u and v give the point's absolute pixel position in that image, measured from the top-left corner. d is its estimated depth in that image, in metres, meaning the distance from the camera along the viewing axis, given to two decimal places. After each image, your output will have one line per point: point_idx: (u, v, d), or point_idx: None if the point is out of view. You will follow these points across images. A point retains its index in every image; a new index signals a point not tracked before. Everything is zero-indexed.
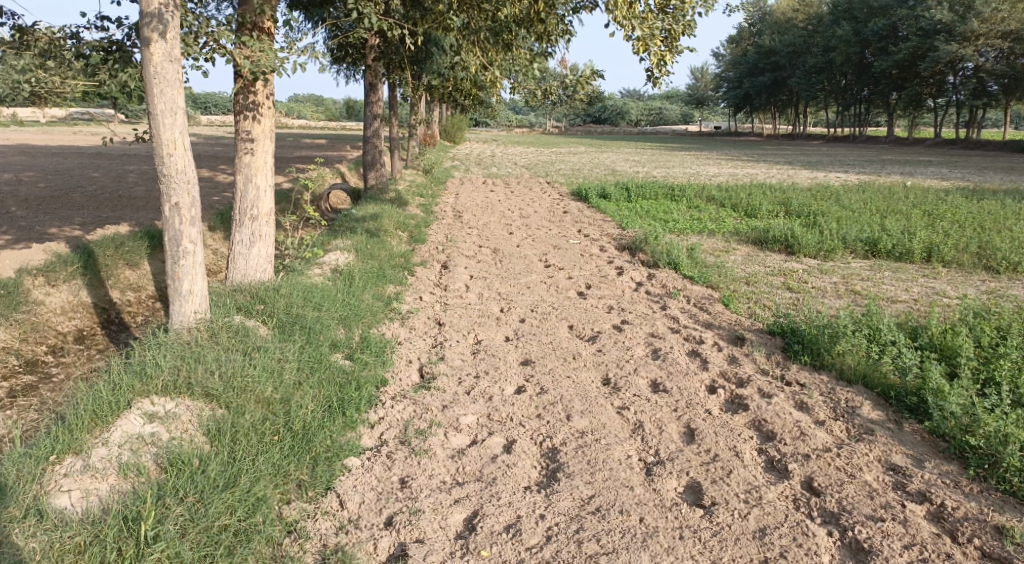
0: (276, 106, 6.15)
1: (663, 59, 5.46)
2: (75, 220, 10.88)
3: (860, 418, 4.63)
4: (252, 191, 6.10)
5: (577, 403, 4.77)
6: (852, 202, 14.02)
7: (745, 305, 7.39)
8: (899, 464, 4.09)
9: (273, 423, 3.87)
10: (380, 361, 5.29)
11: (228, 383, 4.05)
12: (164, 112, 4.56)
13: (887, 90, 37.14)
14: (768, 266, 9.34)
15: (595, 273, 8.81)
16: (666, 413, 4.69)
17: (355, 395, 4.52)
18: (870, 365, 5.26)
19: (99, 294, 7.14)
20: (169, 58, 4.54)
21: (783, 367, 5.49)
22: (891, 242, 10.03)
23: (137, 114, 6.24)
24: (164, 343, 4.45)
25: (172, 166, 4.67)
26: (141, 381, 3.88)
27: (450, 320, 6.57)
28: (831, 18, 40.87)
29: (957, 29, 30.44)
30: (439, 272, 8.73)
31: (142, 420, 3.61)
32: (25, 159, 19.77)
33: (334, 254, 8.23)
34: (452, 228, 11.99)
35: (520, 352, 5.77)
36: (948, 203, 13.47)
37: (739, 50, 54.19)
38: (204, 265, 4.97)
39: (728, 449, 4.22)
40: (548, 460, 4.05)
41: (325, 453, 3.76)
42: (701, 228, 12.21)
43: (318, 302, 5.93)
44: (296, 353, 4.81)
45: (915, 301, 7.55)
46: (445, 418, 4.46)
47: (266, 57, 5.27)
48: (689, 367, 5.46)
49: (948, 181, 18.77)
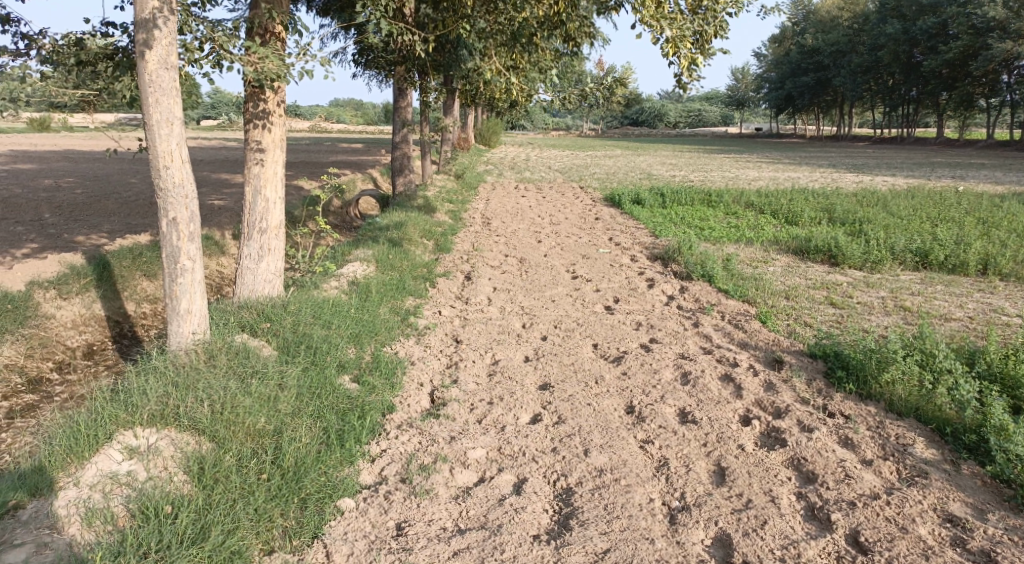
0: (286, 113, 5.92)
1: (694, 62, 5.10)
2: (104, 227, 10.91)
3: (913, 457, 4.13)
4: (261, 202, 5.88)
5: (596, 436, 4.38)
6: (901, 208, 13.28)
7: (784, 322, 6.91)
8: (958, 515, 3.61)
9: (260, 461, 3.64)
10: (389, 384, 4.98)
11: (216, 414, 3.85)
12: (160, 123, 4.35)
13: (938, 90, 35.70)
14: (810, 279, 8.80)
15: (624, 286, 8.40)
16: (694, 448, 4.28)
17: (357, 425, 4.23)
18: (922, 396, 4.73)
19: (112, 307, 7.06)
20: (166, 66, 4.34)
21: (825, 396, 5.00)
22: (944, 253, 9.38)
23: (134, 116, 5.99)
24: (158, 368, 4.26)
25: (168, 179, 4.46)
26: (126, 412, 3.77)
27: (468, 338, 6.23)
28: (878, 16, 39.52)
29: (1011, 26, 29.06)
30: (462, 284, 8.40)
31: (121, 456, 3.51)
32: (66, 164, 20.13)
33: (353, 265, 7.99)
34: (480, 236, 11.70)
35: (539, 374, 5.41)
36: (1005, 210, 12.66)
37: (782, 50, 52.83)
38: (203, 283, 4.75)
39: (762, 493, 3.80)
40: (560, 503, 3.69)
41: (316, 495, 3.52)
42: (738, 236, 11.68)
43: (328, 319, 5.67)
44: (298, 378, 4.53)
45: (972, 320, 6.96)
46: (452, 451, 4.13)
47: (270, 64, 5.04)
48: (721, 395, 5.02)
49: (1004, 185, 17.81)
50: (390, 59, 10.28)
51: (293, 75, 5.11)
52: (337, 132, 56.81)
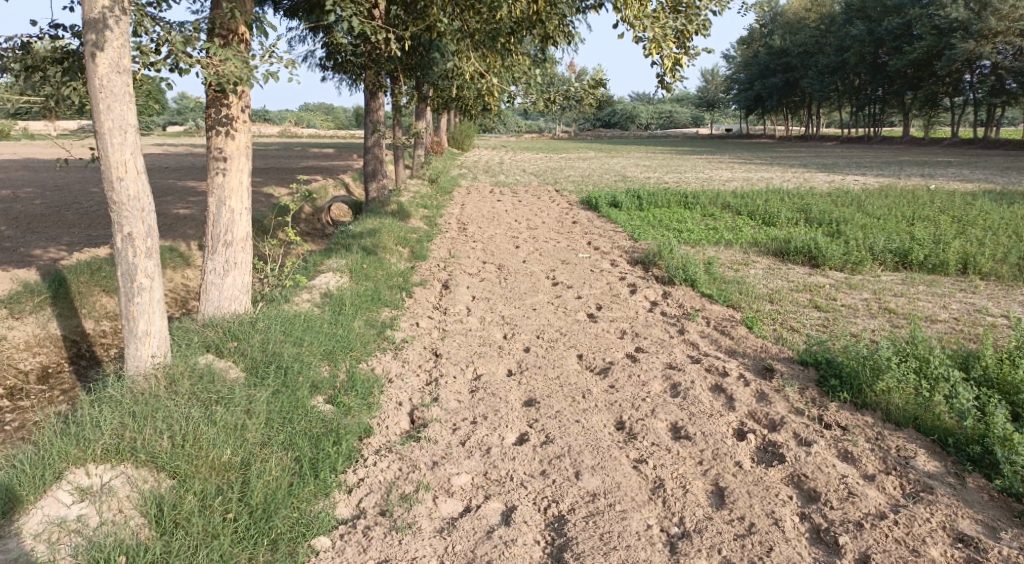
0: (252, 119, 5.61)
1: (676, 63, 4.90)
2: (63, 240, 10.45)
3: (917, 471, 3.97)
4: (226, 213, 5.55)
5: (587, 456, 4.15)
6: (876, 208, 13.30)
7: (771, 327, 6.75)
8: (969, 534, 3.45)
9: (226, 499, 3.35)
10: (366, 405, 4.70)
11: (177, 447, 3.56)
12: (112, 131, 4.03)
13: (903, 90, 36.29)
14: (792, 282, 8.68)
15: (606, 292, 8.19)
16: (690, 467, 4.07)
17: (332, 452, 3.94)
18: (920, 405, 4.59)
19: (69, 325, 6.67)
20: (117, 69, 4.02)
21: (820, 407, 4.83)
22: (923, 253, 9.33)
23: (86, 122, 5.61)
24: (115, 396, 3.94)
25: (122, 192, 4.13)
26: (77, 447, 3.45)
27: (447, 351, 5.96)
28: (843, 18, 40.08)
29: (973, 26, 29.63)
30: (440, 293, 8.11)
31: (71, 497, 3.21)
32: (23, 174, 19.42)
33: (326, 276, 7.67)
34: (456, 242, 11.42)
35: (523, 389, 5.16)
36: (977, 208, 12.73)
37: (750, 52, 53.37)
38: (163, 302, 4.42)
39: (765, 515, 3.60)
40: (552, 533, 3.46)
41: (287, 534, 3.26)
42: (717, 238, 11.56)
43: (299, 336, 5.36)
44: (268, 402, 4.23)
45: (958, 321, 6.87)
46: (434, 478, 3.87)
47: (233, 66, 4.73)
48: (713, 408, 4.82)
49: (973, 183, 17.99)
50: (360, 62, 9.99)
51: (258, 78, 4.80)
52: (306, 137, 56.12)
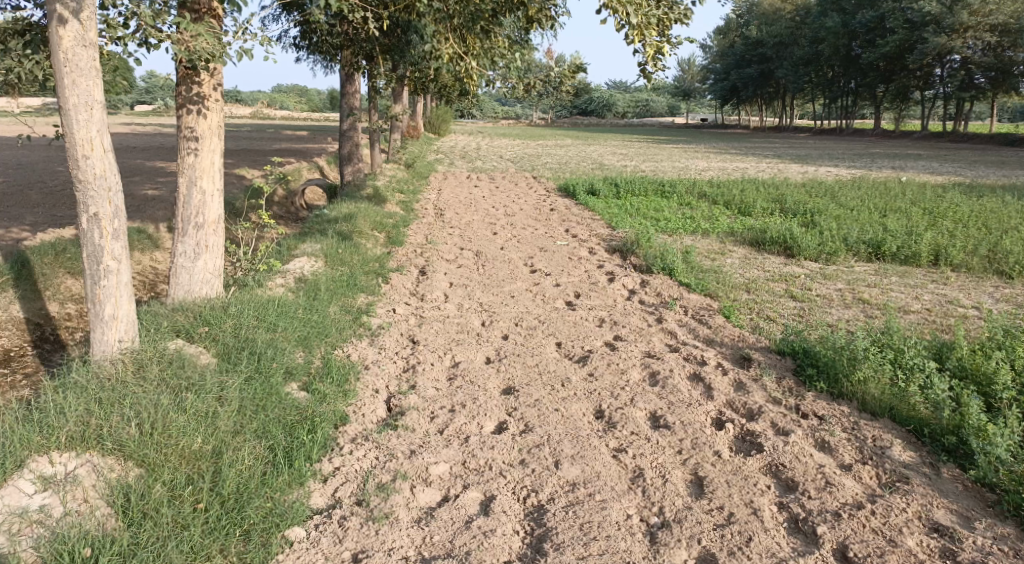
0: (224, 98, 5.43)
1: (659, 51, 4.85)
2: (26, 219, 10.10)
3: (892, 461, 4.01)
4: (197, 195, 5.39)
5: (567, 445, 4.11)
6: (849, 199, 13.45)
7: (748, 317, 6.77)
8: (944, 524, 3.49)
9: (197, 489, 3.25)
10: (341, 392, 4.60)
11: (146, 434, 3.44)
12: (77, 107, 3.85)
13: (876, 83, 36.75)
14: (768, 271, 8.73)
15: (584, 280, 8.16)
16: (669, 456, 4.06)
17: (307, 440, 3.85)
18: (896, 395, 4.63)
19: (33, 308, 6.44)
20: (83, 43, 3.84)
21: (797, 396, 4.86)
22: (896, 244, 9.45)
23: (48, 96, 5.38)
24: (80, 381, 3.80)
25: (88, 171, 3.96)
26: (40, 434, 3.31)
27: (425, 338, 5.87)
28: (818, 10, 40.40)
29: (945, 21, 30.08)
30: (417, 279, 8.01)
31: (33, 487, 3.07)
32: None
33: (300, 261, 7.51)
34: (433, 227, 11.30)
35: (502, 377, 5.11)
36: (948, 200, 12.94)
37: (727, 42, 53.58)
38: (130, 285, 4.27)
39: (744, 505, 3.60)
40: (532, 523, 3.42)
41: (261, 525, 3.17)
42: (694, 227, 11.60)
43: (273, 321, 5.23)
44: (241, 388, 4.12)
45: (930, 312, 6.96)
46: (412, 467, 3.80)
47: (205, 43, 4.56)
48: (692, 397, 4.82)
49: (942, 176, 18.28)
50: (335, 42, 9.77)
51: (231, 56, 4.65)
52: (279, 118, 55.17)
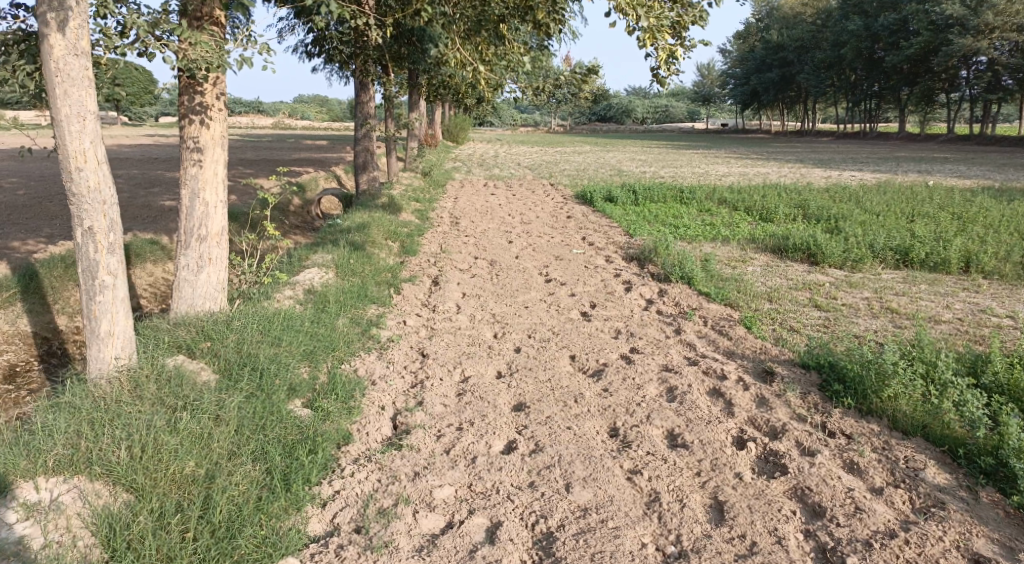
0: (227, 107, 5.33)
1: (672, 54, 4.63)
2: (43, 231, 10.13)
3: (927, 484, 3.76)
4: (200, 206, 5.28)
5: (578, 467, 3.90)
6: (875, 204, 13.08)
7: (770, 327, 6.52)
8: (985, 555, 3.24)
9: (185, 516, 3.10)
10: (345, 410, 4.44)
11: (136, 458, 3.32)
12: (70, 118, 3.76)
13: (899, 85, 36.06)
14: (791, 279, 8.45)
15: (600, 290, 7.95)
16: (687, 479, 3.84)
17: (306, 461, 3.70)
18: (928, 412, 4.38)
19: (41, 322, 6.39)
20: (75, 52, 3.74)
21: (823, 413, 4.60)
22: (925, 251, 9.10)
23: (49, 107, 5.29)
24: (72, 402, 3.69)
25: (82, 183, 3.86)
26: (25, 460, 3.21)
27: (435, 351, 5.69)
28: (840, 13, 39.85)
29: (970, 22, 29.47)
30: (429, 289, 7.85)
31: (14, 515, 2.96)
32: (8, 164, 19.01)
33: (311, 272, 7.38)
34: (448, 236, 11.16)
35: (513, 393, 4.91)
36: (978, 204, 12.52)
37: (747, 46, 53.03)
38: (127, 300, 4.15)
39: (767, 533, 3.37)
40: (540, 553, 3.22)
41: (252, 555, 3.01)
42: (714, 234, 11.32)
43: (277, 335, 5.09)
44: (239, 406, 3.98)
45: (962, 322, 6.65)
46: (415, 491, 3.62)
47: (204, 50, 4.45)
48: (712, 414, 4.58)
49: (971, 180, 17.74)
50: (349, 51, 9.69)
51: (231, 64, 4.54)
52: (300, 129, 55.60)
